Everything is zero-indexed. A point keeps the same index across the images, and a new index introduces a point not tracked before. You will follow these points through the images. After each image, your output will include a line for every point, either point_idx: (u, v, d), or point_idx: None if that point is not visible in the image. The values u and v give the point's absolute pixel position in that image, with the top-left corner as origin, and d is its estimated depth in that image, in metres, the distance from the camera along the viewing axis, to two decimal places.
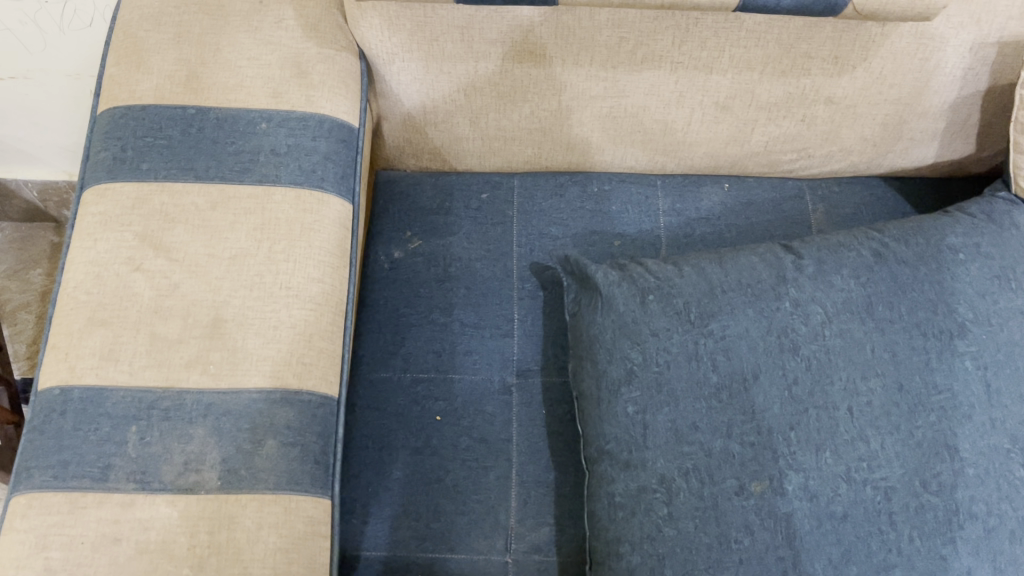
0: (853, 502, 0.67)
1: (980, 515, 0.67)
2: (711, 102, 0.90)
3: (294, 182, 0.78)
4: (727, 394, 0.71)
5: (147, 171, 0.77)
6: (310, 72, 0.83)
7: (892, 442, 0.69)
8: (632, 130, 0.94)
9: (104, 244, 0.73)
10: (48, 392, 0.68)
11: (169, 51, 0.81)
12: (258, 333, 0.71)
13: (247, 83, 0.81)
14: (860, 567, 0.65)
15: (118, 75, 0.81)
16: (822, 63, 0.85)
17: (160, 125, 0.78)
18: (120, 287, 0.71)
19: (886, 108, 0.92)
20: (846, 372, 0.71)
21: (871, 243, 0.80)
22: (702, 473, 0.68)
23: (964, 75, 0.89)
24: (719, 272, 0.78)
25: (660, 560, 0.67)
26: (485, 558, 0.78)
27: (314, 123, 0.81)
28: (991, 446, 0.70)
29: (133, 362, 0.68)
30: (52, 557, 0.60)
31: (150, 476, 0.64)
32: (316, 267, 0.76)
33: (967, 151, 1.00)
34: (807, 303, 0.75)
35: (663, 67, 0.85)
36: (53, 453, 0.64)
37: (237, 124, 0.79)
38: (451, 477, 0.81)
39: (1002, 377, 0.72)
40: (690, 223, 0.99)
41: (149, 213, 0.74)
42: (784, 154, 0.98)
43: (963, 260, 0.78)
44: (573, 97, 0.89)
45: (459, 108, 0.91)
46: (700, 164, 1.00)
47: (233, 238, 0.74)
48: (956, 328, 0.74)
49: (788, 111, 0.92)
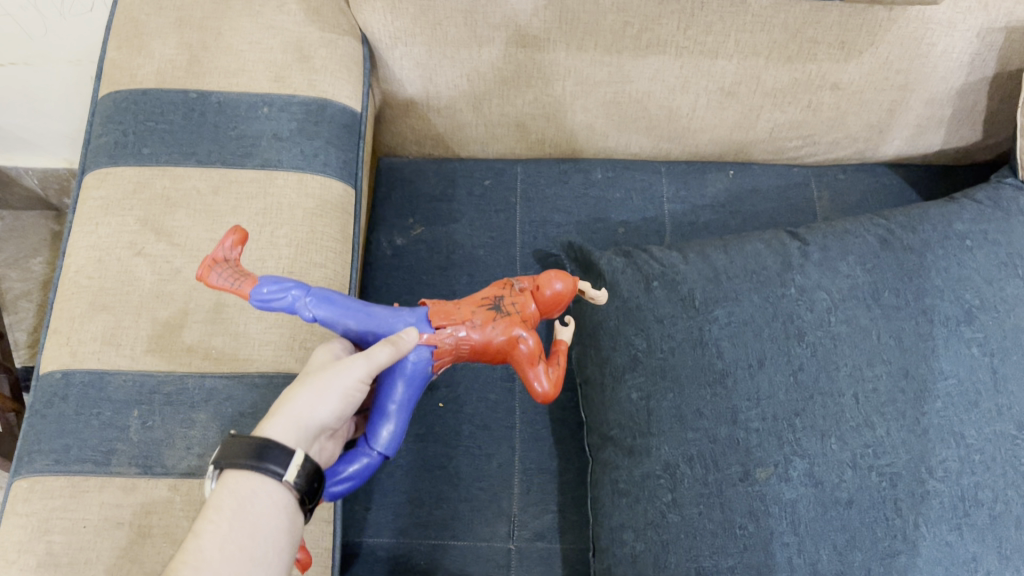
0: (859, 489, 0.66)
1: (986, 502, 0.66)
2: (715, 88, 0.89)
3: (296, 167, 0.78)
4: (733, 380, 0.71)
5: (149, 155, 0.76)
6: (313, 56, 0.82)
7: (898, 428, 0.68)
8: (636, 116, 0.93)
9: (106, 229, 0.73)
10: (50, 375, 0.67)
11: (171, 36, 0.81)
12: (260, 318, 0.71)
13: (249, 68, 0.81)
14: (865, 553, 0.64)
15: (119, 59, 0.81)
16: (828, 48, 0.85)
17: (161, 109, 0.78)
18: (123, 271, 0.71)
19: (893, 94, 0.91)
20: (852, 358, 0.71)
21: (877, 230, 0.80)
22: (707, 459, 0.68)
23: (971, 61, 0.88)
24: (725, 259, 0.78)
25: (663, 546, 0.67)
26: (488, 545, 0.78)
27: (316, 108, 0.80)
28: (997, 433, 0.69)
29: (134, 346, 0.68)
30: (54, 541, 0.60)
31: (152, 460, 0.64)
32: (318, 252, 0.75)
33: (974, 139, 0.99)
34: (812, 290, 0.74)
35: (668, 52, 0.85)
36: (54, 437, 0.64)
37: (239, 108, 0.79)
38: (454, 464, 0.81)
39: (1010, 363, 0.71)
40: (694, 210, 0.99)
41: (151, 197, 0.74)
42: (789, 141, 0.98)
43: (970, 246, 0.77)
44: (577, 82, 0.88)
45: (463, 94, 0.90)
46: (705, 151, 1.00)
47: (236, 223, 0.74)
48: (962, 314, 0.73)
49: (794, 98, 0.91)
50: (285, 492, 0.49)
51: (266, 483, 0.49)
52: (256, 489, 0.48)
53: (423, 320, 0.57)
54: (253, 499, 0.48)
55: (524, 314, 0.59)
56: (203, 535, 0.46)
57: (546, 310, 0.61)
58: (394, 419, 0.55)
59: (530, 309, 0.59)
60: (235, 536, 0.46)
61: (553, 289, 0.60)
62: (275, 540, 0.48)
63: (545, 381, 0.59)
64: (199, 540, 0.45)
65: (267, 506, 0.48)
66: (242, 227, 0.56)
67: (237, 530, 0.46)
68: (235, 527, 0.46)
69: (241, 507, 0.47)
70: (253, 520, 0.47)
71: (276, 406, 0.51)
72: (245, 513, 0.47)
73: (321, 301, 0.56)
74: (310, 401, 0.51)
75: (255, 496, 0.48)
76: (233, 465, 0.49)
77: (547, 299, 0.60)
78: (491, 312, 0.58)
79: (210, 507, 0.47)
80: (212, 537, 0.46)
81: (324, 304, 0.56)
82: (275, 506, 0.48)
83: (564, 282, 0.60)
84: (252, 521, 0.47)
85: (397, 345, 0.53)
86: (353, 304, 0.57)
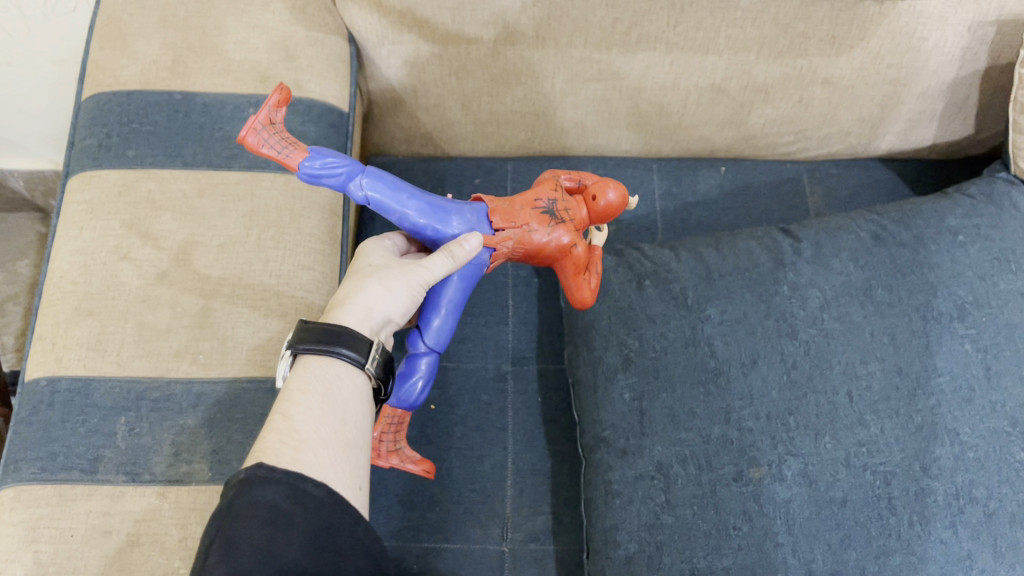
0: (853, 488, 0.65)
1: (980, 499, 0.65)
2: (706, 84, 0.88)
3: (282, 168, 0.77)
4: (725, 379, 0.71)
5: (134, 157, 0.75)
6: (299, 56, 0.81)
7: (891, 426, 0.68)
8: (626, 113, 0.93)
9: (91, 233, 0.72)
10: (35, 382, 0.66)
11: (154, 36, 0.80)
12: (248, 322, 0.70)
13: (234, 68, 0.80)
14: (860, 552, 0.63)
15: (102, 60, 0.80)
16: (819, 43, 0.84)
17: (146, 111, 0.77)
18: (108, 275, 0.70)
19: (884, 89, 0.91)
20: (845, 356, 0.71)
21: (869, 226, 0.80)
22: (700, 459, 0.68)
23: (963, 54, 0.87)
24: (717, 258, 0.79)
25: (657, 548, 0.67)
26: (482, 547, 0.77)
27: (303, 108, 0.80)
28: (991, 429, 0.67)
29: (120, 352, 0.67)
30: (42, 550, 0.59)
31: (140, 467, 0.63)
32: (307, 255, 0.74)
33: (965, 133, 0.98)
34: (804, 287, 0.75)
35: (658, 48, 0.84)
36: (41, 445, 0.63)
37: (224, 109, 0.78)
38: (446, 466, 0.81)
39: (1002, 360, 0.71)
40: (687, 207, 0.99)
41: (137, 200, 0.73)
42: (781, 136, 0.97)
43: (963, 242, 0.77)
44: (566, 79, 0.87)
45: (452, 92, 0.89)
46: (696, 147, 0.99)
47: (223, 225, 0.73)
48: (955, 311, 0.73)
49: (786, 93, 0.90)
50: (359, 378, 0.56)
51: (342, 368, 0.55)
52: (335, 375, 0.54)
53: (482, 221, 0.62)
54: (334, 387, 0.54)
55: (576, 221, 0.64)
56: (296, 417, 0.51)
57: (595, 218, 0.66)
58: (444, 315, 0.62)
59: (581, 216, 0.65)
60: (325, 417, 0.52)
61: (606, 201, 0.64)
62: (355, 421, 0.54)
63: (585, 289, 0.66)
64: (293, 421, 0.50)
65: (346, 392, 0.54)
66: (286, 88, 0.58)
67: (325, 413, 0.52)
68: (324, 410, 0.52)
69: (324, 392, 0.53)
70: (339, 401, 0.53)
71: (346, 298, 0.58)
72: (329, 396, 0.53)
73: (377, 188, 0.60)
74: (379, 297, 0.58)
75: (333, 382, 0.54)
76: (312, 349, 0.55)
77: (603, 210, 0.65)
78: (550, 216, 0.63)
79: (298, 391, 0.52)
80: (305, 418, 0.51)
81: (385, 194, 0.60)
82: (349, 392, 0.55)
83: (616, 194, 0.65)
84: (337, 403, 0.53)
85: (455, 255, 0.59)
86: (412, 196, 0.61)
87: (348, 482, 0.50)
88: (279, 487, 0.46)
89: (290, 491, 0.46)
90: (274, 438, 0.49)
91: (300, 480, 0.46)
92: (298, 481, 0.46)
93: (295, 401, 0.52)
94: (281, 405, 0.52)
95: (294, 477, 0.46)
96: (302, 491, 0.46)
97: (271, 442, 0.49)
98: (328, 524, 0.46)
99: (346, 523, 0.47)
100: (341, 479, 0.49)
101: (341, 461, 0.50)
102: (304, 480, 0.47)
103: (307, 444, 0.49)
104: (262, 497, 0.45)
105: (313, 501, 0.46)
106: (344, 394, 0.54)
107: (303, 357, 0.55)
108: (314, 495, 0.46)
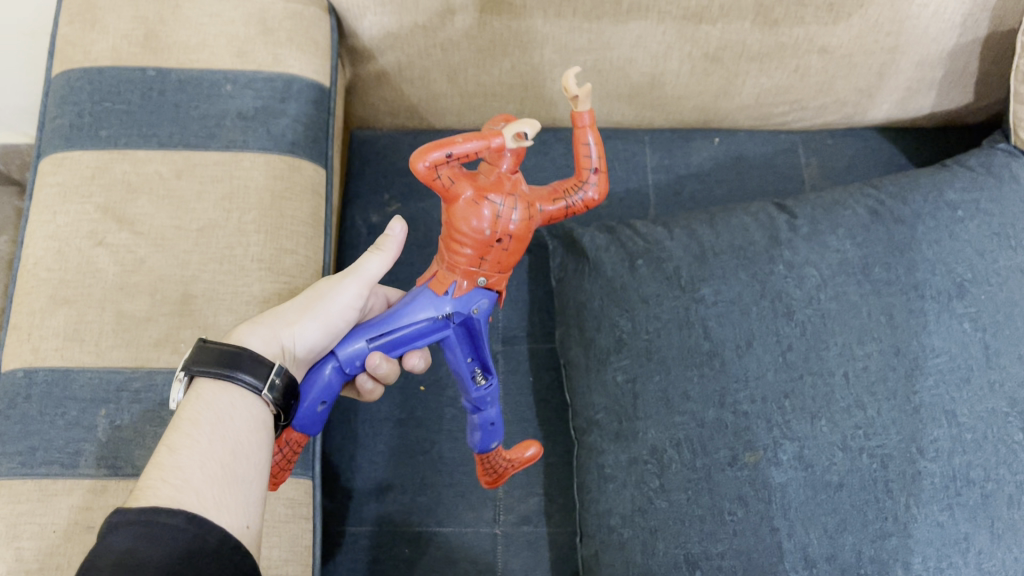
0: (849, 471, 0.64)
1: (976, 481, 0.64)
2: (699, 53, 0.86)
3: (263, 148, 0.74)
4: (720, 362, 0.70)
5: (107, 138, 0.73)
6: (276, 29, 0.78)
7: (888, 408, 0.66)
8: (617, 83, 0.90)
9: (65, 218, 0.69)
10: (12, 374, 0.64)
11: (125, 10, 0.77)
12: (229, 310, 0.67)
13: (210, 42, 0.77)
14: (856, 536, 0.62)
15: (71, 34, 0.76)
16: (816, 10, 0.81)
17: (118, 88, 0.74)
18: (84, 262, 0.68)
19: (882, 58, 0.88)
20: (843, 336, 0.69)
21: (867, 201, 0.78)
22: (695, 443, 0.67)
23: (964, 21, 0.85)
24: (712, 235, 0.77)
25: (652, 533, 0.67)
26: (473, 530, 0.77)
27: (282, 84, 0.77)
28: (989, 410, 0.66)
29: (99, 342, 0.65)
30: (24, 547, 0.57)
31: (122, 461, 0.61)
32: (289, 238, 0.72)
33: (963, 101, 0.96)
34: (801, 265, 0.73)
35: (650, 17, 0.81)
36: (19, 439, 0.61)
37: (201, 86, 0.75)
38: (436, 448, 0.80)
39: (1001, 338, 0.69)
40: (680, 179, 0.97)
41: (111, 182, 0.71)
42: (775, 107, 0.95)
43: (962, 217, 0.75)
44: (555, 50, 0.84)
45: (436, 63, 0.86)
46: (689, 117, 0.97)
47: (201, 208, 0.71)
48: (953, 288, 0.71)
49: (781, 63, 0.88)
50: (255, 404, 0.54)
51: (234, 395, 0.53)
52: (226, 399, 0.53)
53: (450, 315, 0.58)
54: (224, 418, 0.52)
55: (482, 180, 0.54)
56: (180, 453, 0.49)
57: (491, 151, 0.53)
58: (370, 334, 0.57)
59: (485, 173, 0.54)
60: (210, 451, 0.50)
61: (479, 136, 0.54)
62: (249, 455, 0.51)
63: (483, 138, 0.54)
64: (176, 457, 0.49)
65: (238, 423, 0.52)
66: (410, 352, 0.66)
67: (213, 446, 0.50)
68: (210, 445, 0.50)
69: (215, 421, 0.51)
70: (230, 431, 0.51)
71: (263, 319, 0.59)
72: (220, 428, 0.51)
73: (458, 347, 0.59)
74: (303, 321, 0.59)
75: (225, 411, 0.52)
76: (207, 372, 0.53)
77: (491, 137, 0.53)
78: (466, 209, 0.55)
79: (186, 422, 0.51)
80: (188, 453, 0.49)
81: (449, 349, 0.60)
82: (243, 421, 0.52)
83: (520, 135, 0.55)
84: (227, 434, 0.51)
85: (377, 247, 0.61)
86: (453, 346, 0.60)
87: (234, 519, 0.48)
88: (134, 527, 0.43)
89: (145, 525, 0.43)
90: (155, 476, 0.48)
91: (155, 514, 0.44)
92: (150, 515, 0.43)
93: (182, 437, 0.50)
94: (169, 437, 0.50)
95: (146, 512, 0.44)
96: (151, 525, 0.43)
97: (150, 481, 0.47)
98: (193, 552, 0.43)
99: (217, 551, 0.44)
100: (226, 518, 0.47)
101: (224, 498, 0.48)
102: (159, 513, 0.44)
103: (188, 484, 0.47)
104: (111, 542, 0.42)
105: (170, 531, 0.43)
106: (234, 425, 0.52)
107: (198, 380, 0.54)
108: (170, 525, 0.43)
